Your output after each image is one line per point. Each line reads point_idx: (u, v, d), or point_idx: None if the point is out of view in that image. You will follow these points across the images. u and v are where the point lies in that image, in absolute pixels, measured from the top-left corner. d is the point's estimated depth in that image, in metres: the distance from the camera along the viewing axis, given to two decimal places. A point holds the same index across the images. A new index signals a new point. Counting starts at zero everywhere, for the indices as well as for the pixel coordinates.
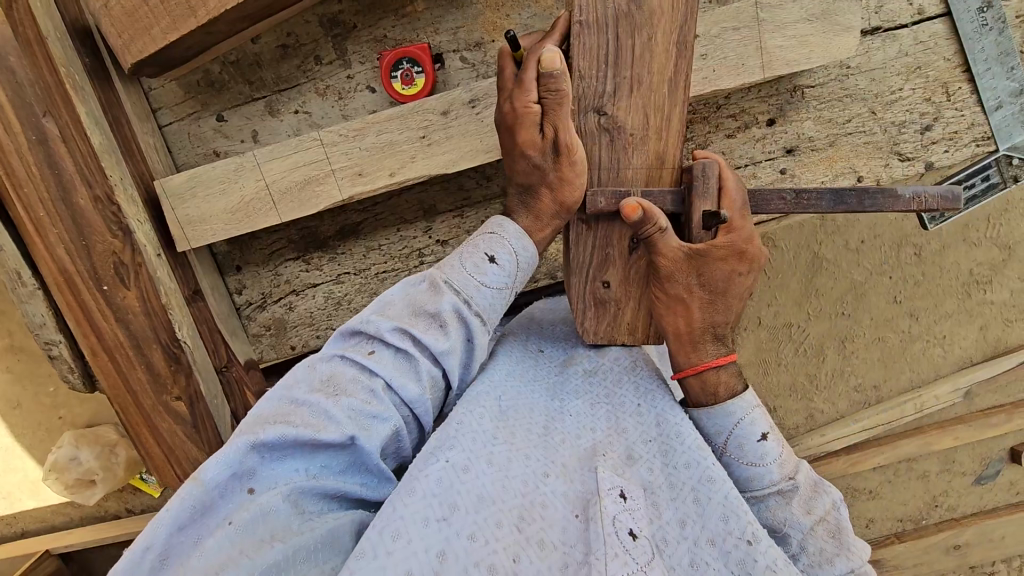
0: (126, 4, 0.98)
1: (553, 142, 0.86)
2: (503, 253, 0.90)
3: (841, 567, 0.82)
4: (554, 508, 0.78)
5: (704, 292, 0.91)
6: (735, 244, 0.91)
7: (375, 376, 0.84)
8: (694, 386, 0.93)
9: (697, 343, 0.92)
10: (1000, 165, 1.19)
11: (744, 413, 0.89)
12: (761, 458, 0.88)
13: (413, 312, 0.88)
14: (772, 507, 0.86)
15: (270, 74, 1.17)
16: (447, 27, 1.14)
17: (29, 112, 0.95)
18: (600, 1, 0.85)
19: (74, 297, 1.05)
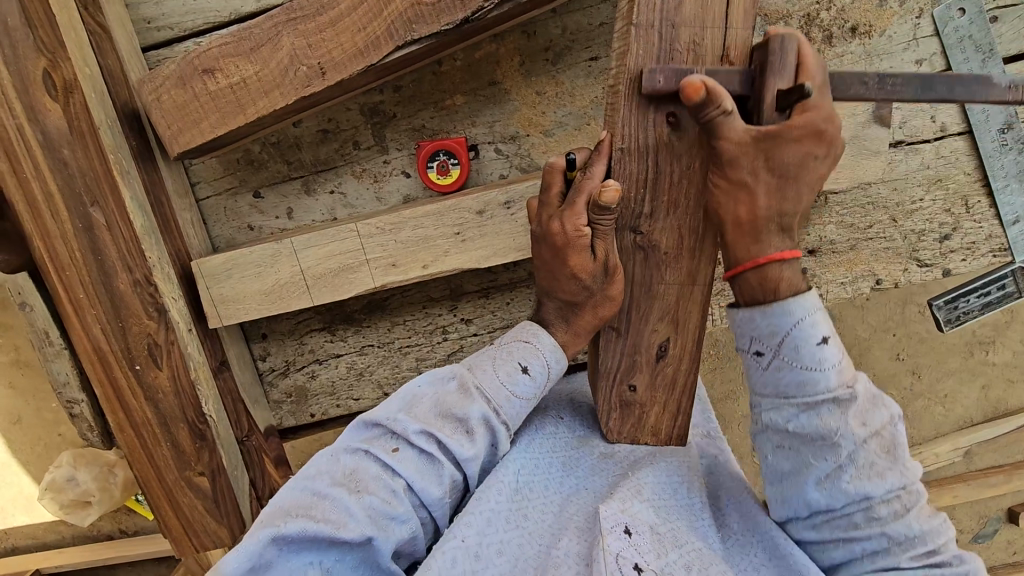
0: (177, 97, 1.00)
1: (603, 264, 0.90)
2: (536, 362, 0.92)
3: (891, 483, 0.73)
4: (565, 567, 0.77)
5: (770, 176, 0.78)
6: (814, 123, 0.77)
7: (399, 476, 0.81)
8: (751, 283, 0.78)
9: (759, 234, 0.78)
10: (1016, 276, 1.22)
11: (806, 313, 0.74)
12: (819, 362, 0.73)
13: (441, 415, 0.87)
14: (825, 415, 0.73)
15: (309, 156, 1.20)
16: (483, 121, 1.17)
17: (77, 201, 0.97)
18: (642, 129, 0.87)
19: (106, 375, 1.07)
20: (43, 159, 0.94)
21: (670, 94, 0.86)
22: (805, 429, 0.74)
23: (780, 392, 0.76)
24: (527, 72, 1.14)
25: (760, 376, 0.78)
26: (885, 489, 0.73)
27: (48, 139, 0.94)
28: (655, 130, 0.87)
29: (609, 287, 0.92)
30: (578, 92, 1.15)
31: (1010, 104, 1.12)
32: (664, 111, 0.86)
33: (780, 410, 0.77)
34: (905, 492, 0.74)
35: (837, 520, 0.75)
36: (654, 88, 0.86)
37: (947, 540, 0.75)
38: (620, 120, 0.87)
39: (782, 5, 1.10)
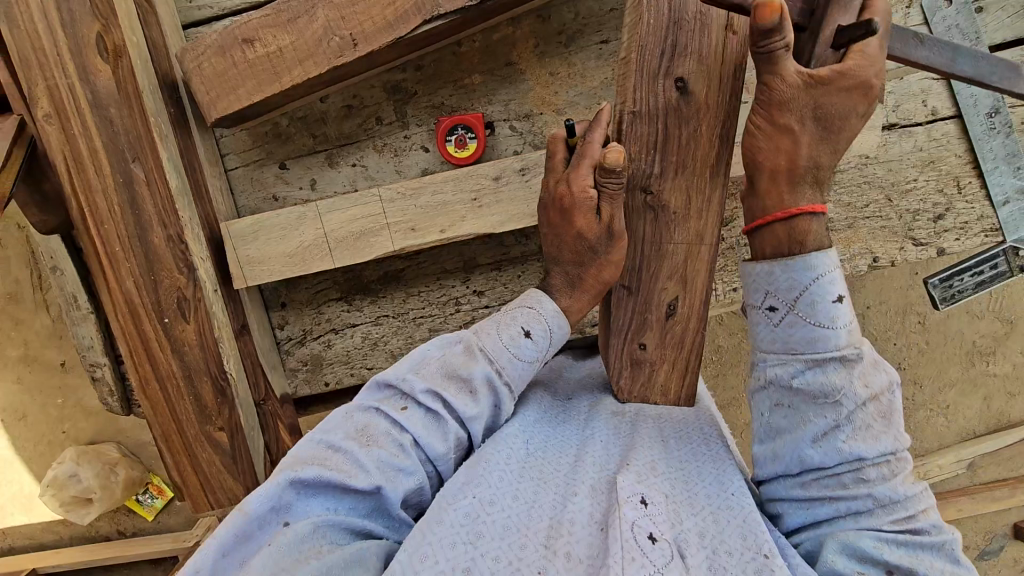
0: (216, 66, 1.07)
1: (608, 227, 0.95)
2: (537, 328, 0.94)
3: (885, 446, 0.73)
4: (580, 526, 0.79)
5: (814, 121, 0.80)
6: (863, 78, 0.80)
7: (405, 432, 0.84)
8: (776, 234, 0.78)
9: (795, 184, 0.79)
10: (1008, 255, 1.27)
11: (824, 269, 0.74)
12: (831, 319, 0.73)
13: (446, 375, 0.89)
14: (831, 372, 0.73)
15: (334, 130, 1.26)
16: (499, 99, 1.24)
17: (120, 157, 1.04)
18: (652, 93, 0.94)
19: (135, 328, 1.11)
20: (90, 117, 1.01)
21: (678, 61, 0.93)
22: (808, 386, 0.74)
23: (788, 347, 0.76)
24: (542, 54, 1.22)
25: (769, 332, 0.78)
26: (878, 452, 0.73)
27: (95, 97, 1.01)
28: (665, 95, 0.94)
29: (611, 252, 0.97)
30: (589, 74, 1.22)
31: (996, 89, 1.19)
32: (673, 77, 0.93)
33: (786, 365, 0.77)
34: (895, 458, 0.74)
35: (826, 478, 0.75)
36: (663, 56, 0.93)
37: (927, 509, 0.75)
38: (631, 84, 0.94)
39: None
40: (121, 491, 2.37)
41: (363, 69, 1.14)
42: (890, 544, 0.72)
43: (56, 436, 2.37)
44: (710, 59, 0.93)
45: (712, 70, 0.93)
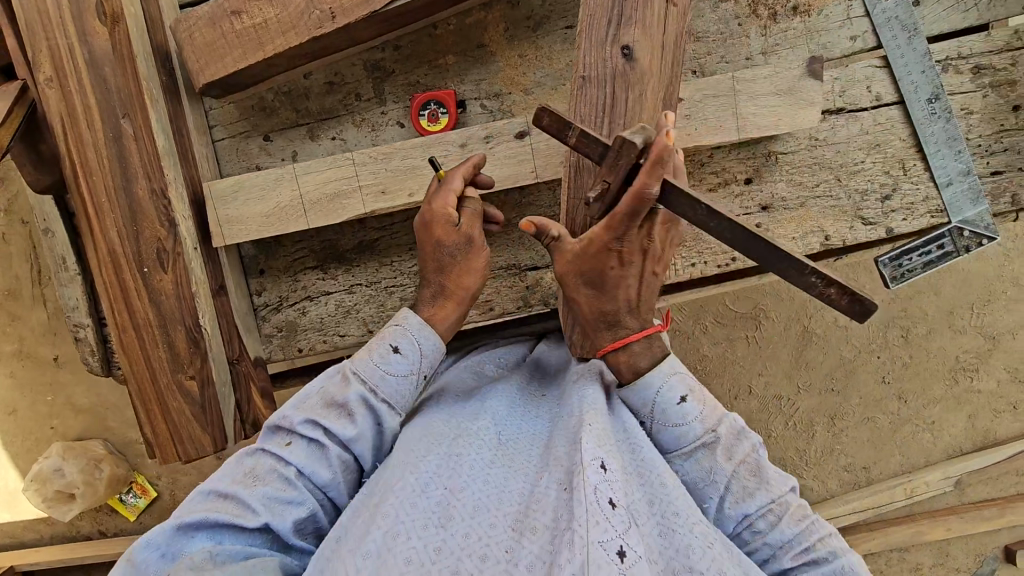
0: (206, 37, 1.16)
1: (466, 236, 1.12)
2: (405, 342, 1.06)
3: (761, 499, 0.94)
4: (547, 497, 0.86)
5: (586, 287, 1.06)
6: (604, 242, 1.01)
7: (290, 465, 0.96)
8: (613, 362, 1.04)
9: (594, 329, 1.07)
10: (953, 235, 1.33)
11: (661, 381, 1.00)
12: (683, 417, 0.98)
13: (326, 404, 1.02)
14: (699, 459, 0.96)
15: (316, 105, 1.35)
16: (471, 79, 1.32)
17: (111, 113, 1.12)
18: (601, 61, 1.03)
19: (116, 276, 1.18)
20: (87, 75, 1.11)
21: (624, 30, 1.02)
22: (688, 475, 0.97)
23: (667, 449, 0.99)
24: (511, 38, 1.31)
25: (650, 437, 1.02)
26: (756, 506, 0.93)
27: (92, 58, 1.10)
28: (612, 61, 1.03)
29: (468, 267, 1.13)
30: (555, 57, 1.31)
31: (935, 77, 1.26)
32: (619, 44, 1.03)
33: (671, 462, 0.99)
34: (776, 504, 0.94)
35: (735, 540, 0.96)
36: (611, 25, 1.03)
37: (825, 538, 0.93)
38: (581, 53, 1.03)
39: None
40: (104, 490, 2.60)
41: (343, 45, 1.23)
42: None
43: (44, 433, 2.66)
44: (654, 29, 1.02)
45: (655, 40, 1.02)
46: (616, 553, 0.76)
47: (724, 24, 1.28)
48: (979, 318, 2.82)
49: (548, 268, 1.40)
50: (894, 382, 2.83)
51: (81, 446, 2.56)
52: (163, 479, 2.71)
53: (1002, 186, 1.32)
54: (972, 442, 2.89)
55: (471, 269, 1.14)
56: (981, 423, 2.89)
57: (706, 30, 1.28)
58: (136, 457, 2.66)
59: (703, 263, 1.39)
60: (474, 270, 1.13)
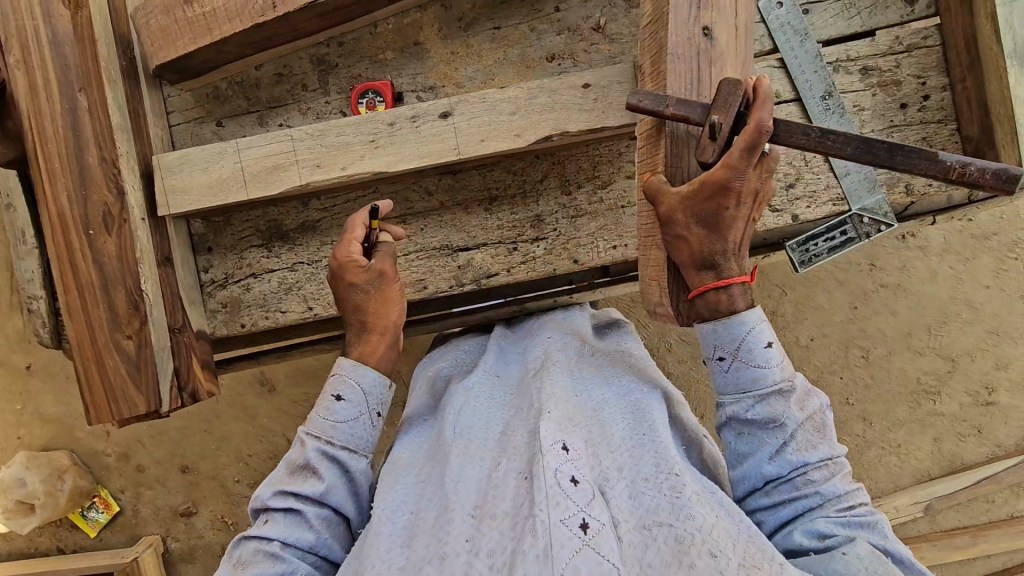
0: (160, 23, 1.32)
1: (377, 271, 1.28)
2: (347, 389, 1.18)
3: (824, 452, 1.05)
4: (508, 486, 0.97)
5: (698, 224, 1.10)
6: (721, 182, 1.06)
7: (272, 540, 1.06)
8: (708, 301, 1.10)
9: (701, 268, 1.11)
10: (853, 222, 1.42)
11: (754, 323, 1.07)
12: (768, 360, 1.05)
13: (291, 472, 1.12)
14: (773, 402, 1.04)
15: (265, 94, 1.47)
16: (408, 73, 1.45)
17: (69, 88, 1.24)
18: (688, 41, 1.18)
19: (65, 238, 1.28)
20: (50, 54, 1.23)
21: (704, 13, 1.19)
22: (758, 414, 1.04)
23: (739, 387, 1.07)
24: (445, 37, 1.45)
25: (724, 377, 1.09)
26: (818, 457, 1.04)
27: (56, 39, 1.23)
28: (699, 42, 1.18)
29: (387, 303, 1.29)
30: (484, 55, 1.44)
31: (826, 76, 1.39)
32: (700, 25, 1.18)
33: (741, 401, 1.07)
34: (832, 462, 1.05)
35: (784, 485, 1.04)
36: (692, 7, 1.18)
37: (863, 502, 1.04)
38: (671, 29, 1.17)
39: None
40: (65, 501, 2.56)
41: (287, 35, 1.37)
42: (835, 523, 0.99)
43: (11, 442, 2.68)
44: (729, 12, 1.20)
45: (730, 31, 1.20)
46: (578, 526, 0.86)
47: (635, 27, 1.42)
48: (935, 339, 2.88)
49: (478, 249, 1.49)
50: (856, 403, 2.88)
51: (47, 456, 2.56)
52: (126, 492, 2.69)
53: (895, 177, 1.42)
54: (938, 466, 2.91)
55: (390, 301, 1.30)
56: (945, 446, 2.91)
57: (619, 32, 1.42)
58: (102, 470, 2.66)
59: (624, 245, 1.47)
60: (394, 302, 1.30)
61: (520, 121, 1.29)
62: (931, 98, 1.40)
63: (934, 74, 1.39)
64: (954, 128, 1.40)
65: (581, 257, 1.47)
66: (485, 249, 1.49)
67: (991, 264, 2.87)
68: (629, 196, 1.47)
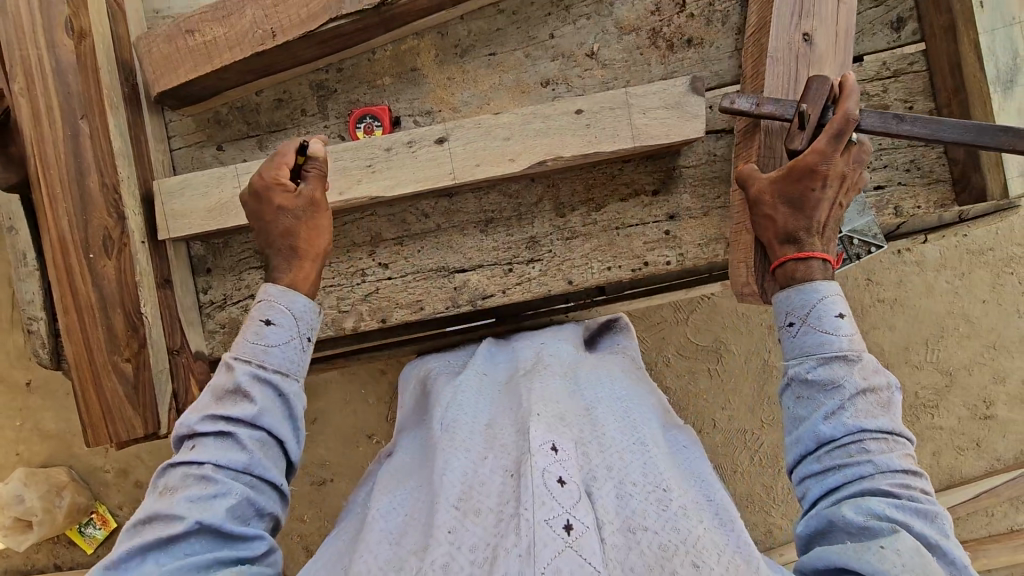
0: (163, 51, 1.34)
1: (306, 198, 1.20)
2: (277, 314, 1.10)
3: (884, 423, 1.02)
4: (493, 482, 1.04)
5: (785, 206, 1.15)
6: (810, 163, 1.12)
7: (203, 464, 0.98)
8: (786, 271, 1.14)
9: (783, 243, 1.16)
10: (844, 244, 1.43)
11: (828, 293, 1.09)
12: (836, 328, 1.07)
13: (218, 398, 1.04)
14: (835, 366, 1.04)
15: (265, 119, 1.49)
16: (405, 98, 1.48)
17: (72, 114, 1.26)
18: (790, 46, 1.30)
19: (64, 261, 1.29)
20: (53, 81, 1.25)
21: (805, 22, 1.31)
22: (820, 376, 1.05)
23: (804, 350, 1.08)
24: (441, 63, 1.47)
25: (791, 341, 1.11)
26: (877, 427, 1.02)
27: (60, 67, 1.26)
28: (798, 47, 1.30)
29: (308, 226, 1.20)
30: (480, 80, 1.47)
31: None
32: (801, 32, 1.30)
33: (804, 363, 1.08)
34: (891, 438, 1.02)
35: (836, 452, 1.02)
36: (795, 16, 1.30)
37: (923, 486, 1.00)
38: (772, 35, 1.30)
39: (632, 20, 1.44)
40: (62, 518, 2.56)
41: (287, 62, 1.40)
42: (890, 503, 0.95)
43: (8, 458, 2.68)
44: (829, 20, 1.31)
45: (830, 40, 1.31)
46: (562, 527, 0.91)
47: (627, 53, 1.44)
48: (933, 353, 2.89)
49: (474, 270, 1.50)
50: None
51: (45, 472, 2.56)
52: (124, 508, 2.68)
53: (885, 199, 1.44)
54: (938, 481, 2.92)
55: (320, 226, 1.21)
56: (944, 460, 2.92)
57: (613, 58, 1.45)
58: (100, 486, 2.66)
59: (618, 267, 1.48)
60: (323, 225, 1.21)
61: (514, 145, 1.31)
62: None
63: (921, 98, 1.41)
64: (941, 152, 1.42)
65: (576, 278, 1.49)
66: (482, 270, 1.51)
67: (986, 278, 2.89)
68: (623, 218, 1.48)
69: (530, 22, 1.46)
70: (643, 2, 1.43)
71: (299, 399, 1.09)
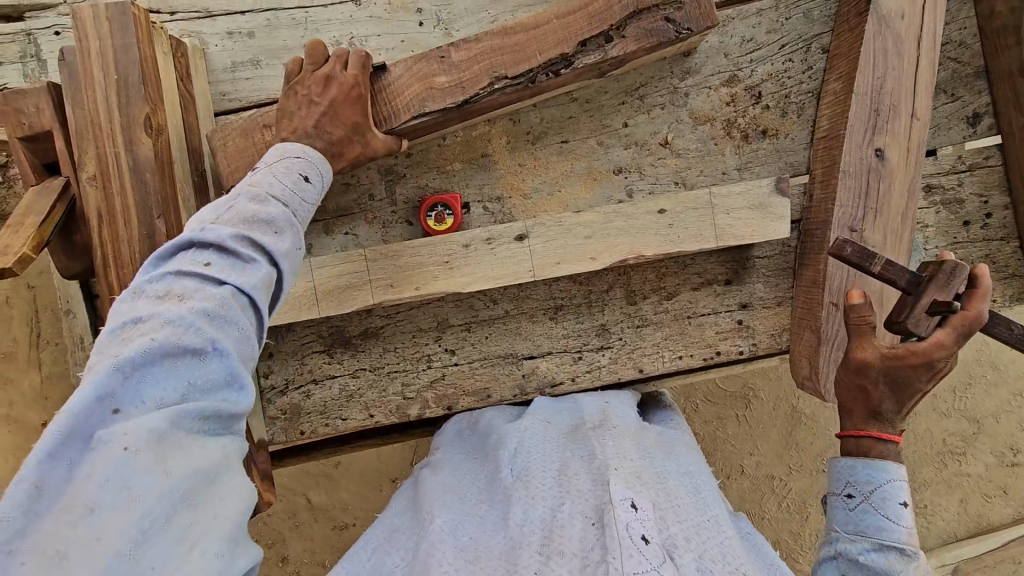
0: (238, 145, 1.32)
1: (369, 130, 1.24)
2: (312, 175, 1.08)
3: None
4: (572, 526, 1.00)
5: (886, 385, 1.12)
6: (930, 357, 1.10)
7: (223, 281, 0.83)
8: (853, 443, 1.15)
9: (868, 418, 1.15)
10: None
11: (895, 477, 1.09)
12: (898, 518, 1.06)
13: (247, 219, 0.90)
14: (891, 556, 1.02)
15: (332, 204, 1.46)
16: (475, 184, 1.46)
17: (148, 213, 1.22)
18: (862, 157, 1.27)
19: None
20: (131, 180, 1.23)
21: (878, 137, 1.27)
22: (872, 561, 1.03)
23: (858, 529, 1.07)
24: (512, 150, 1.46)
25: (846, 515, 1.10)
26: None
27: (136, 164, 1.23)
28: (871, 160, 1.27)
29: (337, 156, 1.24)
30: (553, 166, 1.45)
31: None
32: (873, 147, 1.27)
33: (857, 542, 1.06)
34: None
35: None
36: (867, 131, 1.27)
37: None
38: (844, 153, 1.27)
39: (708, 111, 1.43)
40: None
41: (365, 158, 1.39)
42: None
43: None
44: (903, 136, 1.27)
45: (903, 145, 1.27)
46: None
47: (701, 143, 1.43)
48: (960, 401, 3.09)
49: (543, 357, 1.48)
50: None
51: None
52: None
53: None
54: (964, 528, 3.09)
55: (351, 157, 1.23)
56: (973, 507, 3.10)
57: (686, 148, 1.44)
58: None
59: (689, 356, 1.47)
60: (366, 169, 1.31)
61: (595, 244, 1.30)
62: (992, 216, 1.42)
63: (997, 193, 1.42)
64: (1016, 247, 1.42)
65: (646, 366, 1.47)
66: (550, 357, 1.48)
67: None
68: (694, 306, 1.47)
69: (603, 110, 1.44)
70: (718, 93, 1.42)
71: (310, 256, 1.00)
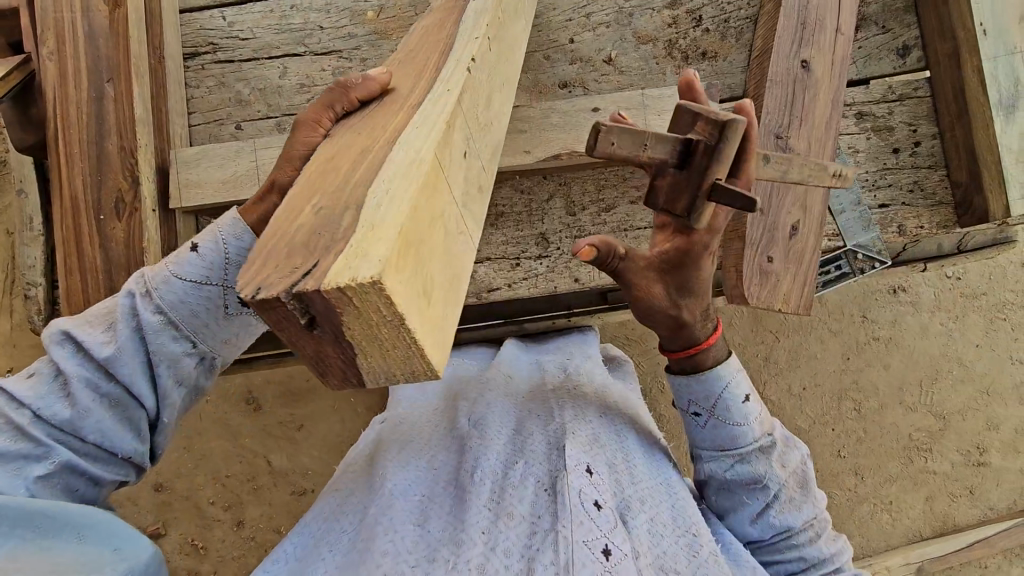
0: None
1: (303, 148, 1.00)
2: (204, 243, 0.99)
3: (806, 512, 1.15)
4: (524, 490, 1.03)
5: (677, 294, 1.06)
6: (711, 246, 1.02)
7: (28, 401, 0.95)
8: (686, 361, 1.13)
9: (681, 329, 1.09)
10: (849, 257, 1.48)
11: (730, 377, 1.12)
12: (745, 417, 1.12)
13: (93, 320, 1.00)
14: (755, 460, 1.12)
15: (285, 101, 1.50)
16: None
17: (98, 77, 1.30)
18: (789, 68, 1.34)
19: (75, 222, 1.29)
20: (84, 46, 1.29)
21: (804, 49, 1.35)
22: (739, 475, 1.12)
23: (717, 445, 1.14)
24: None
25: (705, 434, 1.15)
26: (800, 518, 1.14)
27: (91, 32, 1.30)
28: (797, 70, 1.35)
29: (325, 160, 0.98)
30: None
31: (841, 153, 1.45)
32: (800, 59, 1.35)
33: (718, 461, 1.14)
34: (815, 521, 1.17)
35: (764, 545, 1.16)
36: (795, 42, 1.35)
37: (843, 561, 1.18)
38: (773, 61, 1.34)
39: (650, 32, 1.49)
40: None
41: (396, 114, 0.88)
42: None
43: None
44: (828, 49, 1.35)
45: (828, 59, 1.35)
46: (600, 551, 0.93)
47: (644, 62, 1.48)
48: (927, 397, 2.99)
49: (483, 262, 1.51)
50: (848, 456, 2.94)
51: None
52: None
53: (890, 218, 1.44)
54: (930, 527, 2.96)
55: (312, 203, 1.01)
56: (938, 506, 2.98)
57: (629, 66, 1.49)
58: None
59: None
60: (402, 97, 0.93)
61: (530, 137, 1.36)
62: (921, 144, 1.46)
63: (926, 122, 1.47)
64: (944, 174, 1.45)
65: (583, 276, 1.50)
66: (488, 262, 1.51)
67: (980, 323, 3.05)
68: (631, 220, 1.50)
69: (551, 27, 1.50)
70: (661, 15, 1.49)
71: (161, 363, 0.99)
